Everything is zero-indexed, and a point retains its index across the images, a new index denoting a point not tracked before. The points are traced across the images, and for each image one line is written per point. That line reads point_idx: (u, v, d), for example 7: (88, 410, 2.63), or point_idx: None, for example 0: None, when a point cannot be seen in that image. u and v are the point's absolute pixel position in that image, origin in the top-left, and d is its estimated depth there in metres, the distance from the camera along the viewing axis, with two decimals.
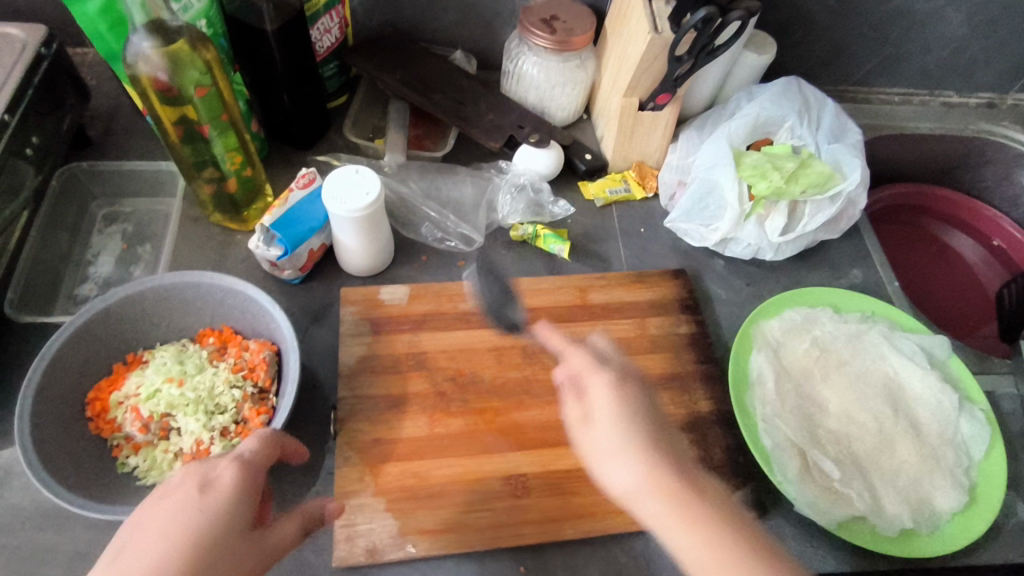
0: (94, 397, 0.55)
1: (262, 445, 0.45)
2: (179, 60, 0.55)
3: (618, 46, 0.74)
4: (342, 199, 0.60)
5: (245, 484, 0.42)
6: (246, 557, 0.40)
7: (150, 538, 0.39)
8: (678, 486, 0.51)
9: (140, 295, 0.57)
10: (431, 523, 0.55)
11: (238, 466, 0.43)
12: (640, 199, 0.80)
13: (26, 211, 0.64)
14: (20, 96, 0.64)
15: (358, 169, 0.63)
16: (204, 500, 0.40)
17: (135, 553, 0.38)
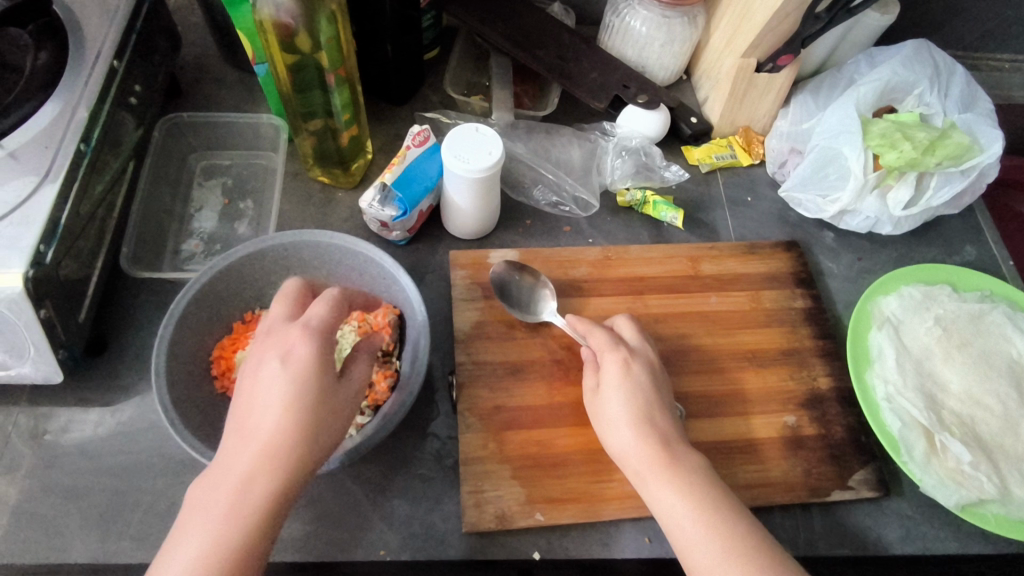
0: (217, 355, 0.54)
1: (326, 307, 0.43)
2: (308, 6, 0.52)
3: (738, 2, 0.70)
4: (462, 158, 0.58)
5: (325, 347, 0.41)
6: (342, 403, 0.42)
7: (259, 412, 0.39)
8: (649, 444, 0.50)
9: (262, 252, 0.56)
10: (558, 493, 0.54)
11: (311, 330, 0.42)
12: (745, 166, 0.77)
13: (131, 165, 0.63)
14: (125, 42, 0.62)
15: (478, 128, 0.60)
16: (294, 367, 0.40)
17: (250, 425, 0.39)
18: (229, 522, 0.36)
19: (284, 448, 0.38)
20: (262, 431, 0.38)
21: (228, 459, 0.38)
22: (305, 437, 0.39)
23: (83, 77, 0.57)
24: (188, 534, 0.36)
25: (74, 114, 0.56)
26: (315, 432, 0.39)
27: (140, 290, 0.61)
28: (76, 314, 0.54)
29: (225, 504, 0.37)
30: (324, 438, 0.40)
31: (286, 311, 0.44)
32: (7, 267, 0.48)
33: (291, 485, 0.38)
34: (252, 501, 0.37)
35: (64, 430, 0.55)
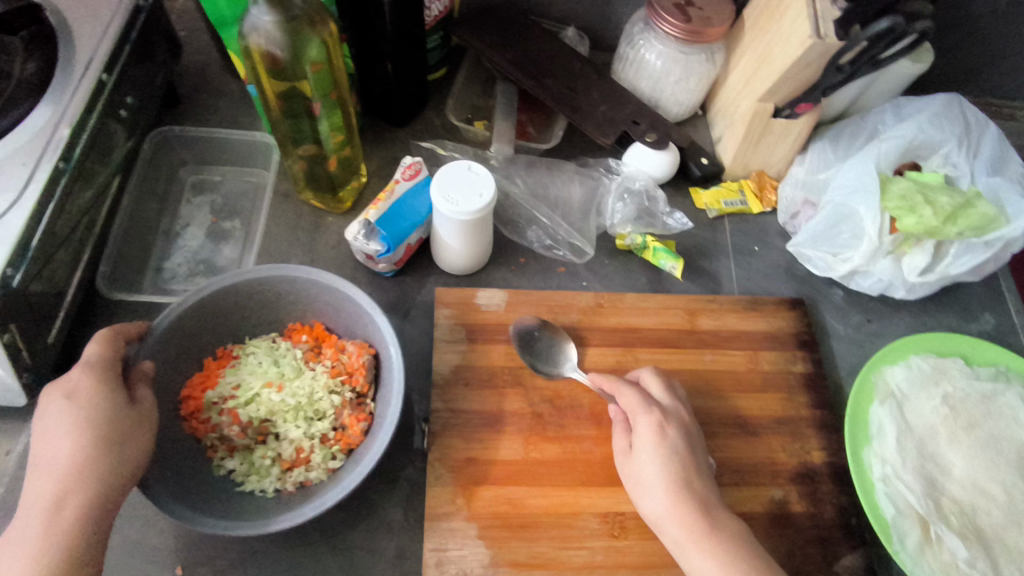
0: (188, 396, 0.53)
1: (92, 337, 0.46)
2: (296, 40, 0.50)
3: (760, 43, 0.66)
4: (451, 199, 0.56)
5: (98, 372, 0.45)
6: (143, 423, 0.45)
7: (65, 438, 0.42)
8: (687, 513, 0.48)
9: (235, 287, 0.53)
10: (525, 557, 0.52)
11: (85, 363, 0.45)
12: (755, 213, 0.74)
13: (116, 178, 0.62)
14: (117, 53, 0.61)
15: (471, 167, 0.58)
16: (78, 395, 0.43)
17: (48, 459, 0.42)
18: (43, 548, 0.38)
19: (92, 469, 0.41)
20: (69, 458, 0.41)
21: (38, 493, 0.40)
22: (105, 459, 0.42)
23: (71, 92, 0.56)
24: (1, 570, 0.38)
25: (56, 132, 0.54)
26: (113, 452, 0.42)
27: (117, 309, 0.60)
28: (45, 335, 0.53)
29: (38, 533, 0.39)
30: (127, 458, 0.43)
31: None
32: None
33: (101, 505, 0.41)
34: (63, 525, 0.39)
35: (28, 452, 0.54)
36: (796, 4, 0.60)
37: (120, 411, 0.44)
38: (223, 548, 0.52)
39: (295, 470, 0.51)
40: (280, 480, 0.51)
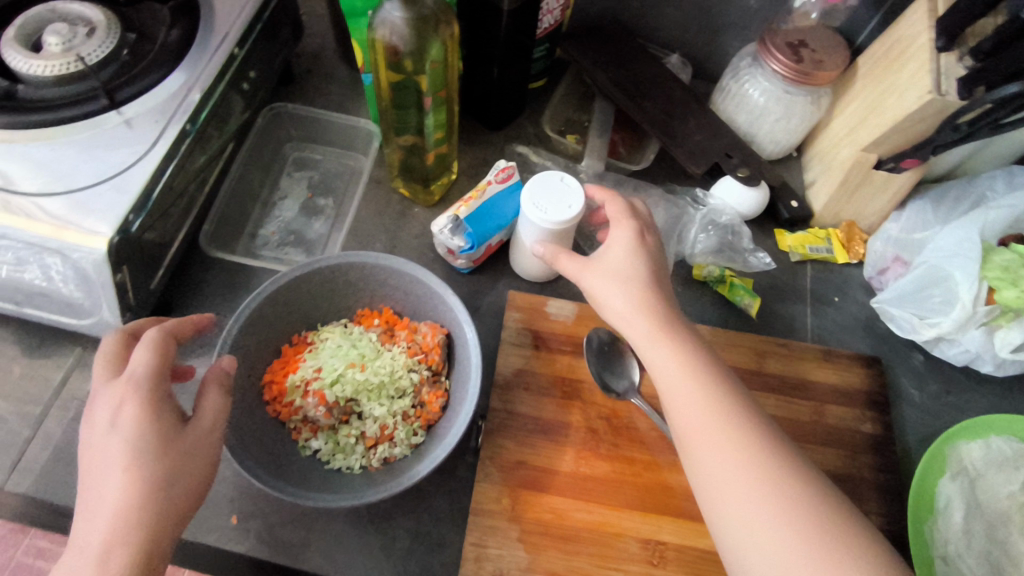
0: (270, 379, 0.55)
1: (143, 350, 0.43)
2: (421, 37, 0.53)
3: (873, 92, 0.65)
4: (538, 206, 0.57)
5: (149, 393, 0.41)
6: (196, 453, 0.41)
7: (118, 471, 0.39)
8: (647, 306, 0.50)
9: (308, 275, 0.56)
10: (561, 568, 0.52)
11: (135, 382, 0.41)
12: (840, 264, 0.72)
13: (230, 145, 0.66)
14: (250, 29, 0.65)
15: (564, 177, 0.59)
16: (127, 422, 0.40)
17: (97, 498, 0.38)
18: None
19: (145, 514, 0.38)
20: (115, 499, 0.38)
21: (84, 540, 0.37)
22: (156, 501, 0.38)
23: (206, 61, 0.61)
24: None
25: (188, 95, 0.59)
26: (164, 490, 0.39)
27: (212, 267, 0.64)
28: (149, 280, 0.57)
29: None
30: (178, 497, 0.39)
31: (112, 359, 0.44)
32: (95, 230, 0.51)
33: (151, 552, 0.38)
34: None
35: None
36: (920, 55, 0.59)
37: (170, 445, 0.40)
38: (277, 505, 0.54)
39: (379, 447, 0.53)
40: (365, 456, 0.53)
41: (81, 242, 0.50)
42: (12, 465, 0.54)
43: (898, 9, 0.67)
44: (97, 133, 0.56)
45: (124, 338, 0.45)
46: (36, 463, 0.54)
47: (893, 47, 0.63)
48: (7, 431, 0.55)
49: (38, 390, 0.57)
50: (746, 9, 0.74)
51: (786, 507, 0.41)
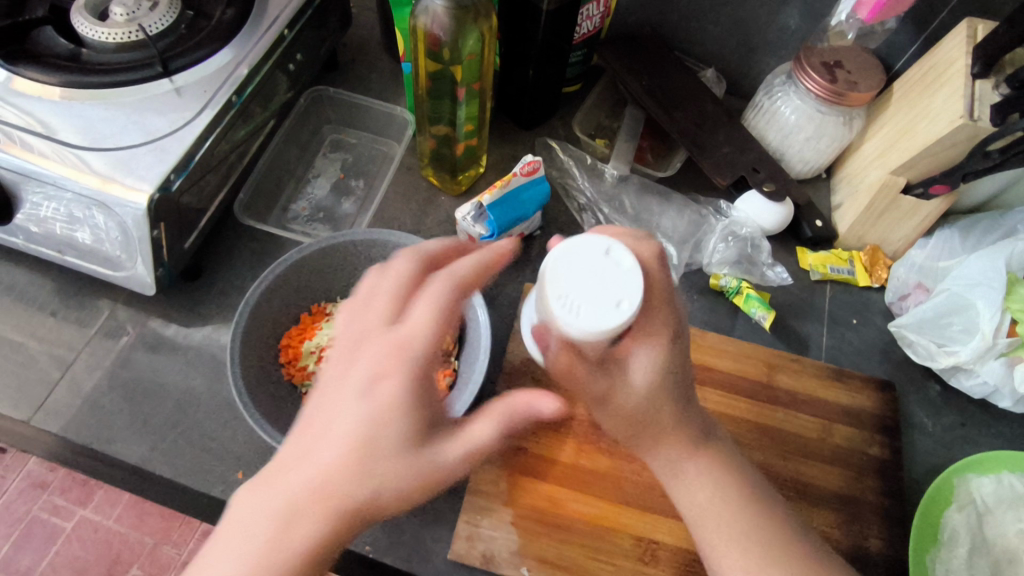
0: (287, 343, 0.57)
1: (423, 315, 0.40)
2: (461, 28, 0.55)
3: (906, 117, 0.65)
4: (583, 304, 0.48)
5: (419, 377, 0.38)
6: (440, 473, 0.37)
7: (381, 468, 0.36)
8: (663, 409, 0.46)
9: (333, 248, 0.58)
10: (552, 556, 0.53)
11: (408, 353, 0.38)
12: (861, 286, 0.71)
13: (272, 121, 0.68)
14: (301, 13, 0.68)
15: (609, 253, 0.49)
16: (388, 402, 0.37)
17: (302, 433, 0.37)
18: (263, 562, 0.33)
19: (333, 480, 0.35)
20: (305, 447, 0.36)
21: (274, 472, 0.36)
22: (353, 472, 0.35)
23: (256, 40, 0.64)
24: (217, 562, 0.34)
25: (235, 71, 0.62)
26: (374, 482, 0.35)
27: (243, 236, 0.67)
28: (183, 240, 0.60)
29: (257, 538, 0.34)
30: (381, 485, 0.36)
31: (385, 295, 0.42)
32: (141, 184, 0.54)
33: (329, 536, 0.35)
34: (277, 561, 0.34)
35: (141, 338, 0.61)
36: (955, 81, 0.59)
37: (418, 448, 0.37)
38: None
39: None
40: None
41: (124, 195, 0.53)
42: (39, 403, 0.57)
43: (938, 36, 0.67)
44: (148, 98, 0.59)
45: (414, 265, 0.44)
46: (61, 403, 0.57)
47: (929, 72, 0.63)
48: (39, 371, 0.58)
49: (69, 336, 0.60)
50: (784, 29, 0.75)
51: None
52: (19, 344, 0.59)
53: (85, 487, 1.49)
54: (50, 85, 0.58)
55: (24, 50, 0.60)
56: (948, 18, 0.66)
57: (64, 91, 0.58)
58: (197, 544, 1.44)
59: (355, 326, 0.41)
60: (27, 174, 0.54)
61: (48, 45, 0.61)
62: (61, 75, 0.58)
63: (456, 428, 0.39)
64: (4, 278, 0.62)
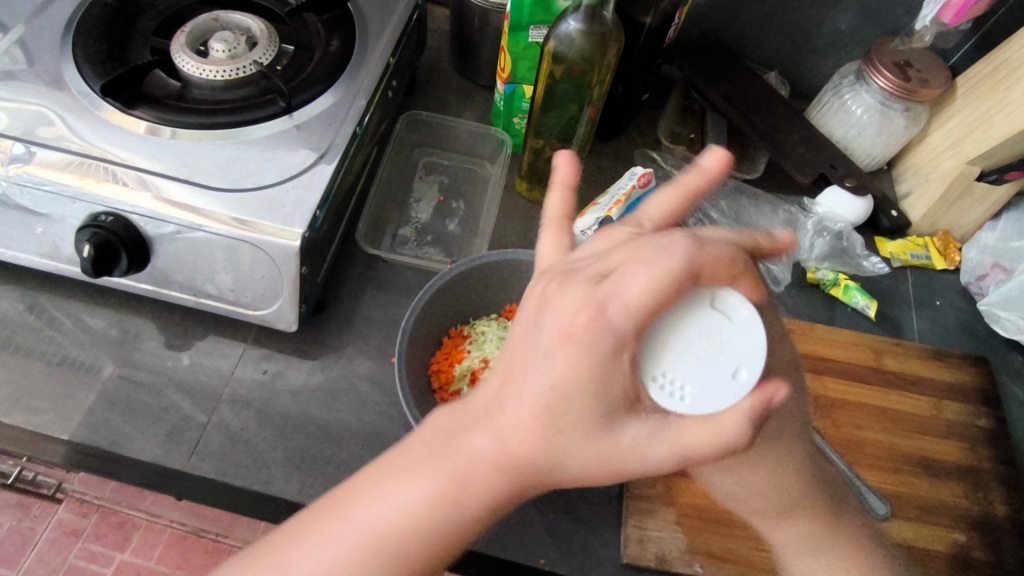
0: (437, 368, 0.60)
1: (648, 283, 0.36)
2: (596, 50, 0.58)
3: (976, 109, 0.70)
4: (696, 384, 0.36)
5: (608, 357, 0.35)
6: (624, 459, 0.35)
7: (557, 429, 0.35)
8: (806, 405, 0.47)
9: (471, 270, 0.60)
10: (719, 550, 0.56)
11: (613, 323, 0.35)
12: (937, 270, 0.76)
13: (374, 150, 0.69)
14: (397, 43, 0.69)
15: (714, 305, 0.38)
16: (576, 367, 0.35)
17: (502, 375, 0.37)
18: (442, 485, 0.37)
19: (517, 439, 0.36)
20: (502, 398, 0.37)
21: (478, 408, 0.38)
22: (536, 440, 0.35)
23: (365, 71, 0.65)
24: (403, 478, 0.38)
25: (354, 102, 0.63)
26: (551, 448, 0.35)
27: (362, 265, 0.68)
28: (317, 274, 0.61)
29: (442, 462, 0.38)
30: (566, 457, 0.35)
31: (629, 253, 0.39)
32: (290, 225, 0.53)
33: (506, 481, 0.37)
34: (460, 490, 0.37)
35: (279, 374, 0.61)
36: None
37: (606, 425, 0.35)
38: None
39: None
40: None
41: (277, 236, 0.53)
42: (190, 449, 0.56)
43: (994, 35, 0.73)
44: (269, 135, 0.59)
45: (722, 253, 0.39)
46: (212, 447, 0.57)
47: (999, 68, 0.68)
48: (183, 416, 0.58)
49: (208, 378, 0.60)
50: (847, 32, 0.79)
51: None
52: (160, 392, 0.59)
53: (121, 534, 1.39)
54: (140, 118, 0.58)
55: (140, 94, 0.60)
56: (1005, 16, 0.71)
57: (175, 131, 0.58)
58: None
59: (581, 261, 0.41)
60: (154, 217, 0.53)
61: (162, 88, 0.62)
62: (167, 114, 0.59)
63: (658, 421, 0.35)
64: (133, 327, 0.63)
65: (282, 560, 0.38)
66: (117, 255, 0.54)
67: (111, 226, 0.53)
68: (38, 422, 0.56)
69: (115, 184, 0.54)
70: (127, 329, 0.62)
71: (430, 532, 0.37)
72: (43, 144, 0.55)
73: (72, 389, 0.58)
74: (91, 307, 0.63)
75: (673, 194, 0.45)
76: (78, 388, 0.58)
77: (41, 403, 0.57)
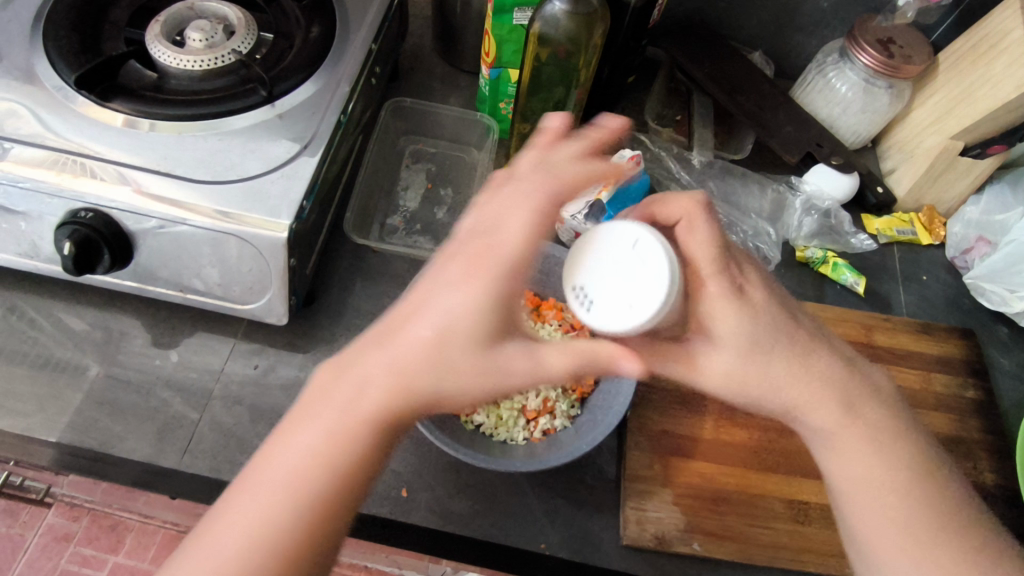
0: None
1: (523, 225, 0.40)
2: (582, 30, 0.57)
3: (958, 85, 0.71)
4: (603, 303, 0.44)
5: (497, 289, 0.38)
6: (495, 377, 0.38)
7: (449, 354, 0.37)
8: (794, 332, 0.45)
9: None
10: (716, 527, 0.56)
11: (502, 258, 0.39)
12: (923, 245, 0.77)
13: (359, 138, 0.68)
14: (379, 29, 0.68)
15: (636, 247, 0.44)
16: (468, 296, 0.38)
17: (400, 314, 0.39)
18: (342, 419, 0.37)
19: (408, 364, 0.37)
20: (401, 332, 0.38)
21: (370, 342, 0.39)
22: (427, 365, 0.37)
23: (347, 59, 0.64)
24: (310, 419, 0.38)
25: (337, 89, 0.61)
26: (445, 374, 0.37)
27: (351, 255, 0.67)
28: (305, 267, 0.60)
29: (341, 396, 0.37)
30: (451, 380, 0.37)
31: (492, 199, 0.42)
32: (277, 216, 0.52)
33: (399, 409, 0.37)
34: (356, 419, 0.37)
35: (270, 368, 0.61)
36: (1014, 49, 0.65)
37: (489, 349, 0.38)
38: (442, 478, 0.56)
39: (541, 419, 0.57)
40: (527, 428, 0.57)
41: (264, 228, 0.52)
42: (183, 447, 0.56)
43: (975, 10, 0.74)
44: (251, 125, 0.58)
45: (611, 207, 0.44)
46: (205, 444, 0.56)
47: (980, 43, 0.69)
48: (174, 414, 0.57)
49: (197, 375, 0.59)
50: (830, 9, 0.79)
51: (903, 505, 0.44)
52: (150, 390, 0.58)
53: (113, 536, 1.36)
54: (118, 111, 0.56)
55: (116, 86, 0.59)
56: None
57: (154, 123, 0.56)
58: None
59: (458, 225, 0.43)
60: (135, 212, 0.52)
61: (139, 79, 0.60)
62: (145, 107, 0.57)
63: (530, 343, 0.40)
64: (118, 327, 0.61)
65: (211, 534, 0.36)
66: (99, 251, 0.52)
67: (91, 222, 0.52)
68: (25, 424, 0.55)
69: (95, 179, 0.52)
70: (113, 328, 0.61)
71: (336, 462, 0.37)
72: (17, 140, 0.53)
73: (58, 390, 0.57)
74: (76, 306, 0.62)
75: (583, 143, 0.47)
76: (65, 388, 0.57)
77: (25, 406, 0.56)
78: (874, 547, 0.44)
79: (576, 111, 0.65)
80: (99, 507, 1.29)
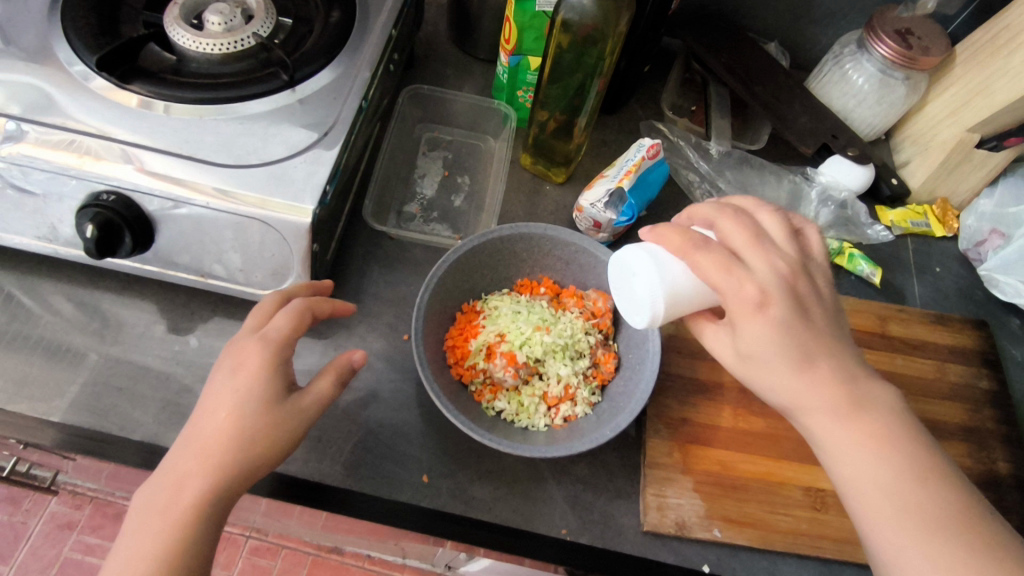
0: (451, 345, 0.59)
1: (287, 320, 0.49)
2: (604, 18, 0.57)
3: (975, 77, 0.71)
4: (626, 298, 0.53)
5: (269, 358, 0.46)
6: (287, 426, 0.45)
7: (227, 428, 0.44)
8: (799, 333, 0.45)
9: (482, 246, 0.60)
10: (736, 514, 0.56)
11: (268, 340, 0.47)
12: (936, 237, 0.77)
13: (377, 124, 0.68)
14: (397, 14, 0.68)
15: (643, 267, 0.50)
16: (246, 380, 0.45)
17: (203, 410, 0.45)
18: (176, 514, 0.41)
19: (207, 448, 0.43)
20: (203, 418, 0.45)
21: (185, 440, 0.44)
22: (226, 445, 0.43)
23: (367, 44, 0.63)
24: (149, 517, 0.41)
25: (358, 75, 0.61)
26: (226, 452, 0.43)
27: (369, 241, 0.67)
28: (326, 253, 0.60)
29: (166, 492, 0.42)
30: (226, 457, 0.43)
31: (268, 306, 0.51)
32: (299, 201, 0.52)
33: (218, 495, 0.43)
34: (185, 506, 0.42)
35: None
36: None
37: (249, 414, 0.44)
38: (463, 464, 0.56)
39: (562, 406, 0.57)
40: (548, 415, 0.57)
41: (286, 213, 0.51)
42: None
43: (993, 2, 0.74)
44: (272, 109, 0.57)
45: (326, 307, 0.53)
46: None
47: (999, 34, 0.69)
48: (195, 399, 0.57)
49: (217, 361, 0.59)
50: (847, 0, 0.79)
51: (908, 504, 0.43)
52: (170, 375, 0.58)
53: (118, 525, 1.36)
54: (137, 94, 0.56)
55: (136, 69, 0.58)
56: None
57: (167, 106, 0.56)
58: (245, 564, 1.32)
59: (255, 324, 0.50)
60: (156, 196, 0.52)
61: (157, 61, 0.60)
62: (164, 90, 0.57)
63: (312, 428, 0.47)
64: (136, 312, 0.61)
65: None
66: (121, 234, 0.52)
67: (113, 205, 0.51)
68: (44, 409, 0.55)
69: (115, 161, 0.52)
70: (131, 314, 0.61)
71: (175, 552, 0.40)
72: (35, 121, 0.52)
73: (77, 374, 0.57)
74: (93, 290, 0.62)
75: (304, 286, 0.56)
76: (84, 373, 0.57)
77: (44, 390, 0.56)
78: (888, 548, 0.42)
79: (595, 100, 0.65)
80: (103, 494, 1.28)
